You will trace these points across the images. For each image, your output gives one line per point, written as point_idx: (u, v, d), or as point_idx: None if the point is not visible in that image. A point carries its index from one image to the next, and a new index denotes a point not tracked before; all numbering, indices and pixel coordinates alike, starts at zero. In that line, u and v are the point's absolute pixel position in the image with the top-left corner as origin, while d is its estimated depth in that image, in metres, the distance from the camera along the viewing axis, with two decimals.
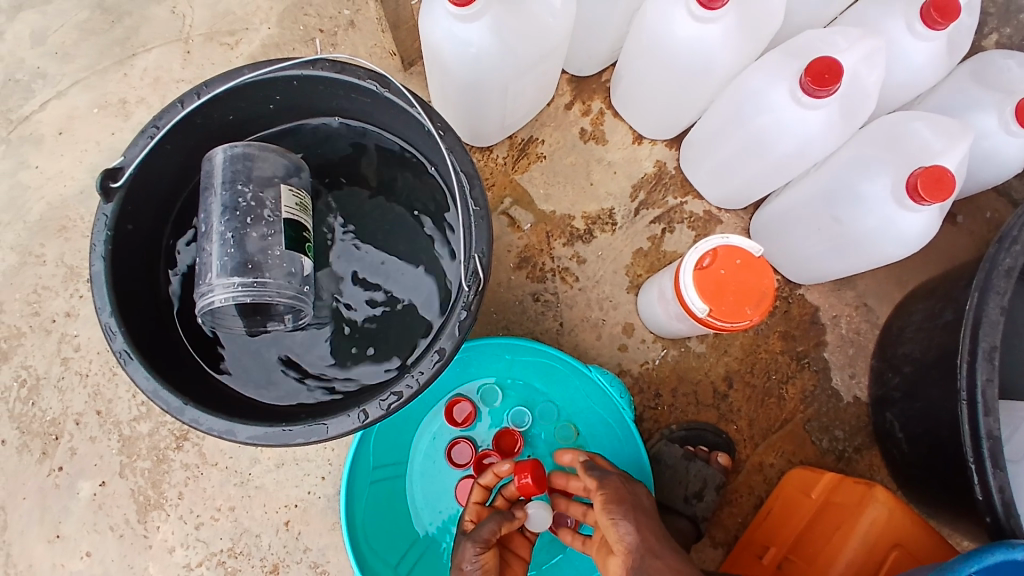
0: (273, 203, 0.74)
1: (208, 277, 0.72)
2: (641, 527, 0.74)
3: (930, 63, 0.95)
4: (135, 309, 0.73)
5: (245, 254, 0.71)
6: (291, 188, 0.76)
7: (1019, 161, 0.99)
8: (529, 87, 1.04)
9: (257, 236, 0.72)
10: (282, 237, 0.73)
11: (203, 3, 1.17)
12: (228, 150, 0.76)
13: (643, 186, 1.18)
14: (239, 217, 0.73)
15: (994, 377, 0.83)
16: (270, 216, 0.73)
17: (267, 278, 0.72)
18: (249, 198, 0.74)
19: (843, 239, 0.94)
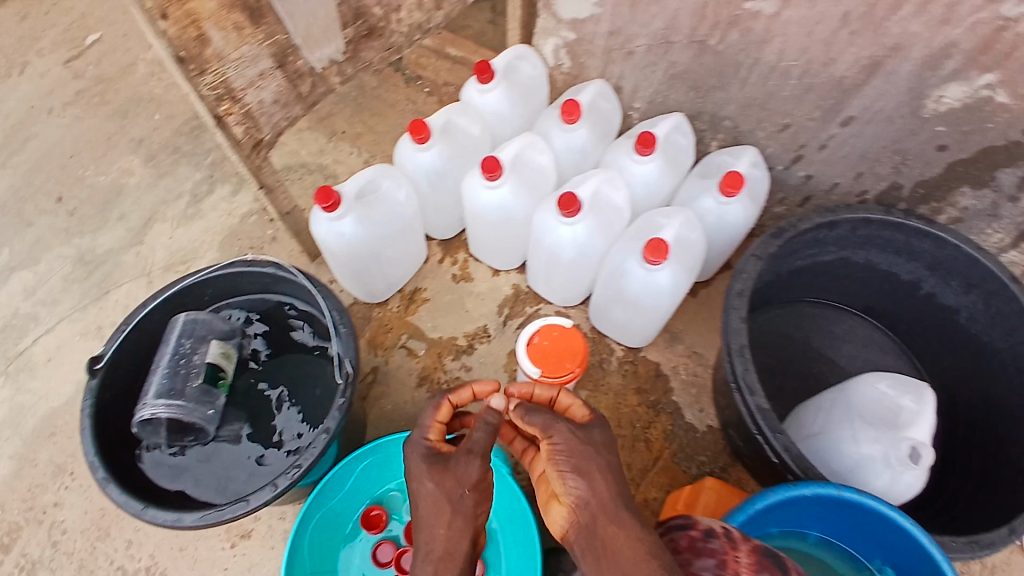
0: (201, 351, 1.08)
1: (144, 399, 1.03)
2: (593, 484, 0.82)
3: (658, 175, 1.40)
4: (108, 447, 1.01)
5: (174, 385, 1.04)
6: (218, 342, 1.11)
7: (741, 221, 1.36)
8: (399, 252, 1.45)
9: (186, 374, 1.05)
10: (202, 374, 1.06)
11: (163, 245, 1.60)
12: (189, 316, 1.11)
13: (506, 303, 1.55)
14: (175, 361, 1.06)
15: (749, 366, 1.12)
16: (197, 360, 1.07)
17: (187, 401, 1.04)
18: (186, 346, 1.08)
19: (634, 301, 1.30)
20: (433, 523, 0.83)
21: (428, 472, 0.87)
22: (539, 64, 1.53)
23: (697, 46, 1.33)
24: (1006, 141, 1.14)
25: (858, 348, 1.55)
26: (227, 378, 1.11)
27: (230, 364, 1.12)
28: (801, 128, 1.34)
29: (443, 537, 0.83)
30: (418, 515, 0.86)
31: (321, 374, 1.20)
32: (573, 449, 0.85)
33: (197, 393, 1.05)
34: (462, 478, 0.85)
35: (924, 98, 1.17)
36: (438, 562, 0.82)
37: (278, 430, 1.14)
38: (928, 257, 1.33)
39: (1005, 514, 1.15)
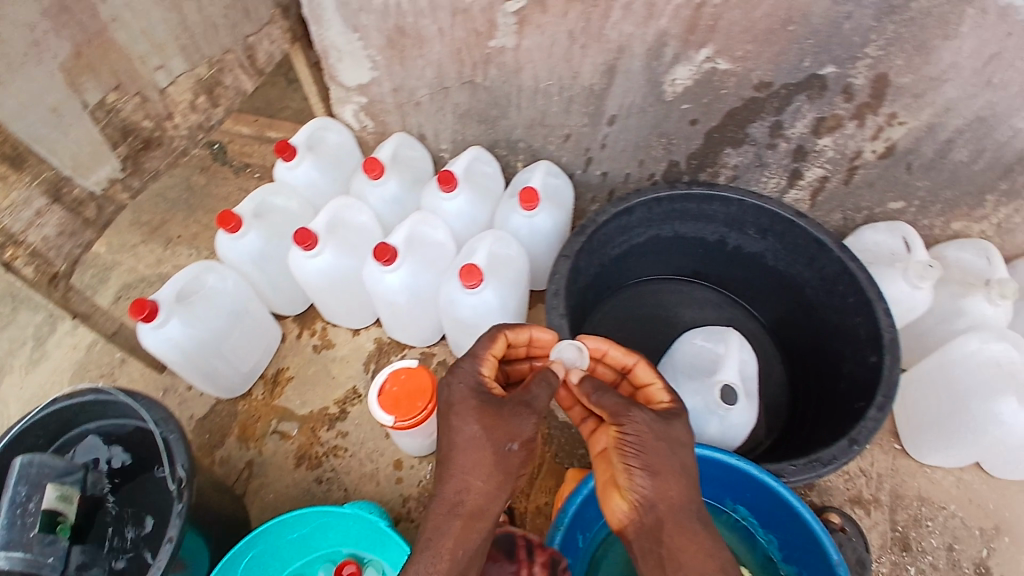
0: (39, 498, 1.04)
1: None
2: (660, 484, 0.85)
3: (472, 204, 1.49)
4: None
5: (12, 542, 1.00)
6: (56, 484, 1.08)
7: (551, 227, 1.48)
8: (242, 340, 1.48)
9: (25, 526, 1.02)
10: (39, 523, 1.03)
11: (12, 398, 1.56)
12: (24, 458, 1.05)
13: (371, 359, 1.57)
14: (10, 514, 1.01)
15: None
16: (34, 508, 1.03)
17: (28, 556, 1.01)
18: (22, 494, 1.03)
19: (472, 326, 1.38)
20: (470, 474, 0.87)
21: (471, 414, 0.89)
22: (344, 131, 1.62)
23: (469, 86, 1.45)
24: (742, 100, 1.29)
25: (703, 310, 1.66)
26: (68, 520, 1.08)
27: (74, 504, 1.09)
28: (579, 136, 1.49)
29: (473, 491, 0.87)
30: (445, 453, 0.89)
31: (162, 486, 1.17)
32: (642, 441, 0.85)
33: (39, 546, 1.02)
34: (515, 431, 0.88)
35: (661, 85, 1.31)
36: (460, 513, 0.86)
37: (127, 553, 1.11)
38: (721, 216, 1.48)
39: (841, 427, 1.21)
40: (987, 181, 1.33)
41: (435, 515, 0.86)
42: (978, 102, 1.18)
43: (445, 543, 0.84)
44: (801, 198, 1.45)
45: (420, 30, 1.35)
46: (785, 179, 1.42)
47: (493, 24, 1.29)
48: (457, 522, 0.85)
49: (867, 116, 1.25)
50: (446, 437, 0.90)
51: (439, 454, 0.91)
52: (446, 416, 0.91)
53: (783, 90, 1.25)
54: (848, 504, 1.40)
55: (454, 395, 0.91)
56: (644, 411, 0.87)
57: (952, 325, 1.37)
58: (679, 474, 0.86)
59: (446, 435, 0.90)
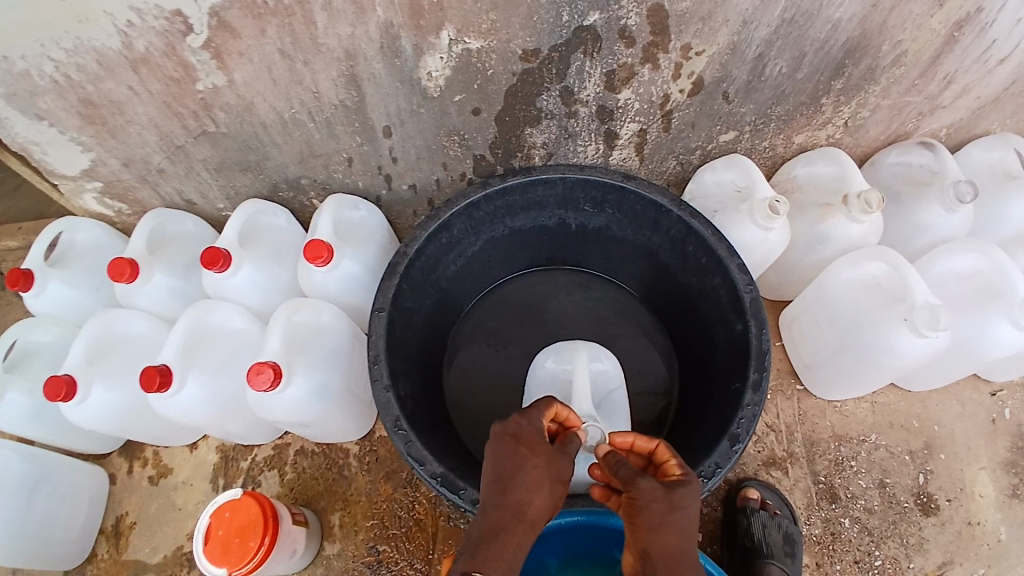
0: None
1: None
2: (657, 535, 0.77)
3: (259, 274, 1.24)
4: None
5: None
6: None
7: (361, 271, 1.25)
8: (56, 501, 1.27)
9: None
10: None
11: None
12: None
13: (219, 472, 1.36)
14: None
15: (412, 437, 1.01)
16: None
17: None
18: None
19: (300, 420, 1.16)
20: (531, 491, 0.83)
21: (538, 451, 0.85)
22: (93, 225, 1.37)
23: (206, 137, 1.21)
24: (514, 75, 1.10)
25: (575, 295, 1.46)
26: None
27: None
28: (362, 156, 1.26)
29: (537, 505, 0.82)
30: (504, 473, 0.83)
31: None
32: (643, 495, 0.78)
33: None
34: (559, 475, 0.85)
35: (417, 79, 1.09)
36: (521, 524, 0.81)
37: None
38: (550, 200, 1.28)
39: (721, 419, 1.04)
40: (819, 87, 1.20)
41: (491, 523, 0.81)
42: (778, 7, 1.02)
43: (502, 549, 0.79)
44: (628, 156, 1.28)
45: (111, 97, 1.12)
46: (603, 143, 1.25)
47: (188, 66, 1.05)
48: (519, 530, 0.80)
49: (659, 57, 1.08)
50: (507, 459, 0.85)
51: (492, 476, 0.84)
52: (508, 447, 0.85)
53: (556, 54, 1.07)
54: (764, 468, 1.28)
55: (521, 432, 0.86)
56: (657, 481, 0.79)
57: (819, 252, 1.25)
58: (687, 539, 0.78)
59: (508, 457, 0.84)
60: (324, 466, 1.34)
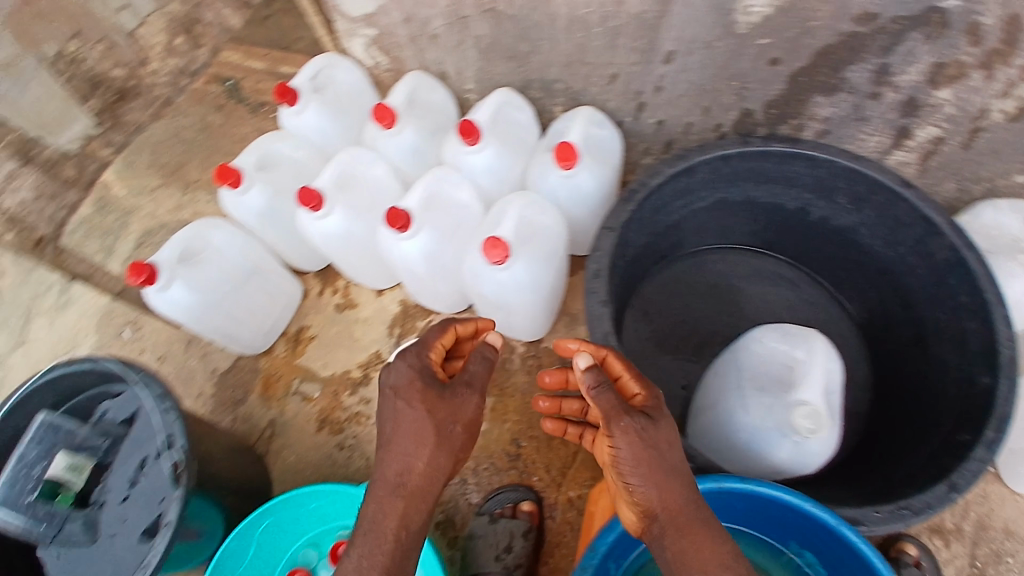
0: (47, 462, 1.05)
1: None
2: (644, 489, 0.82)
3: (497, 158, 1.26)
4: None
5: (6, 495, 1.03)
6: (67, 453, 1.06)
7: (601, 186, 1.25)
8: (256, 296, 1.35)
9: (21, 481, 1.03)
10: (41, 477, 1.04)
11: (41, 343, 1.54)
12: (50, 418, 1.07)
13: (396, 322, 1.48)
14: (24, 472, 1.03)
15: (621, 352, 1.04)
16: (39, 470, 1.05)
17: (8, 511, 1.02)
18: (32, 455, 1.05)
19: (497, 303, 1.22)
20: (411, 455, 0.86)
21: (416, 405, 0.89)
22: (354, 69, 1.45)
23: (490, 14, 1.30)
24: (838, 35, 1.07)
25: (772, 283, 1.45)
26: (73, 490, 1.06)
27: (82, 478, 1.07)
28: (628, 76, 1.29)
29: (422, 465, 0.86)
30: (385, 436, 0.89)
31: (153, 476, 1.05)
32: (630, 450, 0.83)
33: (23, 507, 1.03)
34: (456, 412, 0.91)
35: (732, 12, 1.10)
36: (402, 493, 0.84)
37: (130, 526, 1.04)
38: (806, 179, 1.23)
39: (937, 467, 1.00)
40: None
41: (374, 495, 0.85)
42: None
43: (389, 513, 0.83)
44: (907, 160, 1.21)
45: None
46: (890, 139, 1.19)
47: None
48: (400, 501, 0.84)
49: (998, 67, 1.01)
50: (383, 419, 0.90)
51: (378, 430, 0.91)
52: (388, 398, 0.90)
53: (895, 25, 1.03)
54: (925, 532, 1.23)
55: (397, 385, 0.91)
56: (624, 416, 0.85)
57: None
58: (676, 472, 0.83)
59: (387, 413, 0.90)
60: None
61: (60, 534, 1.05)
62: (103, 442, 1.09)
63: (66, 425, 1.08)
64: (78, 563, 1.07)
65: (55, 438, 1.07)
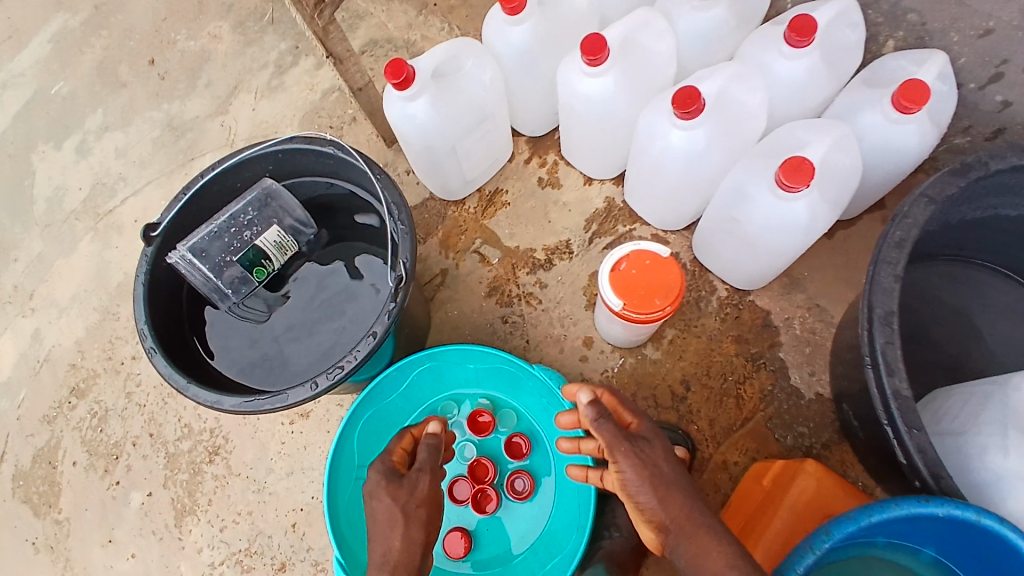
0: (256, 232, 1.01)
1: (187, 251, 0.98)
2: (653, 508, 0.80)
3: (811, 73, 1.09)
4: (157, 307, 0.98)
5: (209, 248, 0.99)
6: (278, 230, 1.03)
7: (918, 146, 1.07)
8: (478, 143, 1.26)
9: (226, 241, 1.00)
10: (247, 247, 1.00)
11: (244, 117, 1.53)
12: (271, 188, 1.03)
13: (595, 219, 1.36)
14: (233, 233, 1.01)
15: (893, 340, 0.89)
16: (248, 238, 1.01)
17: (204, 264, 0.99)
18: (245, 218, 1.02)
19: (747, 235, 1.07)
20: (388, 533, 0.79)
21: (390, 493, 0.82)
22: None
23: None
24: None
25: None
26: (269, 268, 1.05)
27: (281, 257, 1.05)
28: (1005, 38, 1.09)
29: None
30: None
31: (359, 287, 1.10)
32: (637, 467, 0.81)
33: (222, 267, 1.00)
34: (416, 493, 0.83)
35: None
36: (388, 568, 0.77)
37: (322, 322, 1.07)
38: None
39: None
40: None
41: None
42: None
43: None
44: None
45: None
46: None
47: None
48: None
49: None
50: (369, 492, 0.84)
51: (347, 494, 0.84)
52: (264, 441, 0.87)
53: None
54: None
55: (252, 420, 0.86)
56: (624, 443, 0.83)
57: None
58: (676, 480, 0.82)
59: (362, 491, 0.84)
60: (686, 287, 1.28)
61: (241, 301, 1.06)
62: (305, 231, 1.08)
63: (283, 201, 1.04)
64: (244, 335, 1.08)
65: (267, 209, 1.03)
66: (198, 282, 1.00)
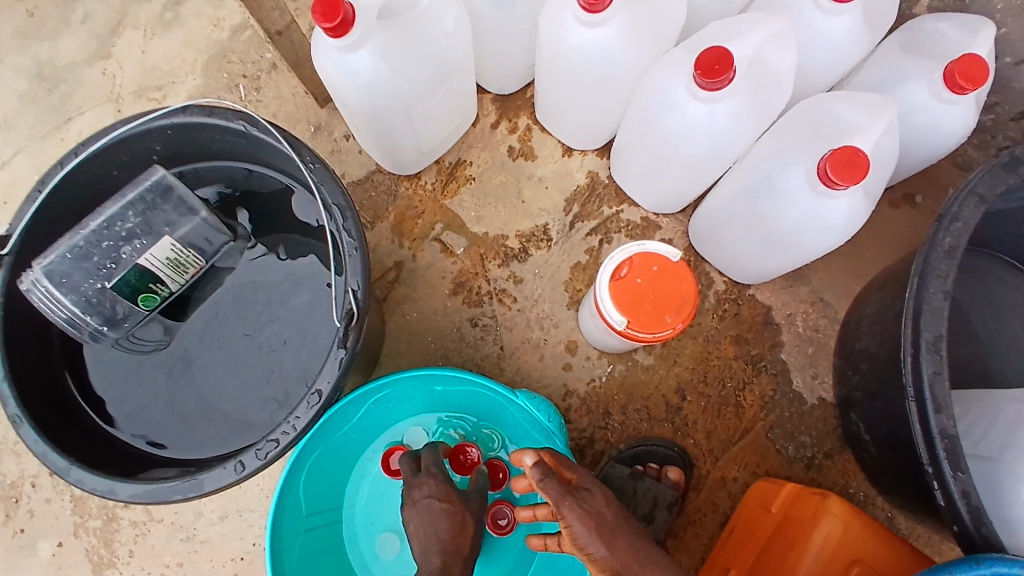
0: (139, 245, 0.74)
1: (43, 275, 0.72)
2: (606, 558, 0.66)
3: (850, 34, 0.90)
4: (18, 354, 0.75)
5: (73, 269, 0.72)
6: (172, 243, 0.75)
7: (959, 131, 0.92)
8: (437, 108, 1.02)
9: (95, 259, 0.73)
10: (126, 269, 0.73)
11: (132, 62, 1.19)
12: (164, 183, 0.75)
13: (577, 199, 1.15)
14: (105, 247, 0.73)
15: (942, 369, 0.75)
16: (127, 255, 0.73)
17: (65, 293, 0.73)
18: (124, 227, 0.73)
19: (767, 234, 0.90)
20: None
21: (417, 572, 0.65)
22: None
23: None
24: None
25: None
26: (163, 291, 0.79)
27: (176, 276, 0.79)
28: None
29: None
30: None
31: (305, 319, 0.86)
32: (583, 513, 0.67)
33: (94, 296, 0.74)
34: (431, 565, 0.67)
35: None
36: None
37: (259, 357, 0.86)
38: None
39: None
40: None
41: None
42: None
43: None
44: None
45: None
46: None
47: None
48: None
49: None
50: None
51: None
52: None
53: None
54: None
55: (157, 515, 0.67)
56: (566, 497, 0.68)
57: None
58: (623, 521, 0.69)
59: None
60: None
61: (129, 334, 0.81)
62: (216, 239, 0.81)
63: (183, 200, 0.76)
64: (145, 373, 0.85)
65: (157, 210, 0.75)
66: (62, 315, 0.74)
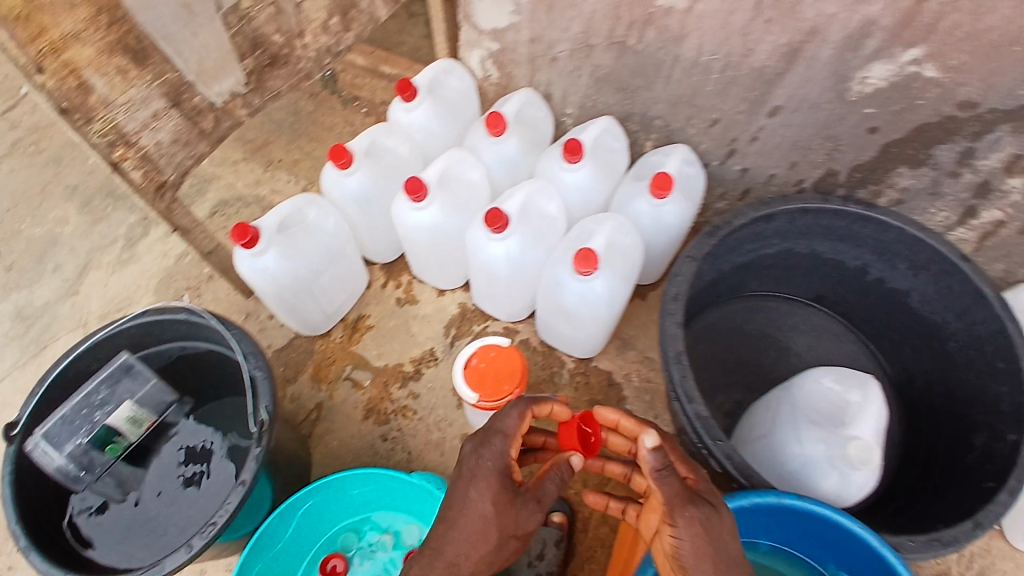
0: (108, 409, 1.03)
1: (36, 440, 0.98)
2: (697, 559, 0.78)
3: (590, 178, 1.35)
4: (28, 504, 0.98)
5: (59, 432, 1.00)
6: (131, 406, 1.05)
7: (680, 221, 1.33)
8: (330, 280, 1.40)
9: (76, 424, 1.01)
10: (95, 428, 1.02)
11: (97, 294, 1.56)
12: (129, 363, 1.07)
13: (453, 324, 1.51)
14: (86, 413, 1.02)
15: (687, 373, 1.08)
16: (99, 417, 1.02)
17: (53, 451, 0.99)
18: (100, 397, 1.04)
19: (571, 314, 1.27)
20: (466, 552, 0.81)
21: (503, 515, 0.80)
22: (467, 79, 1.53)
23: (618, 47, 1.32)
24: (940, 116, 1.13)
25: (815, 338, 1.50)
26: (123, 442, 1.07)
27: (134, 430, 1.07)
28: (729, 123, 1.34)
29: None
30: None
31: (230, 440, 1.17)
32: (690, 519, 0.79)
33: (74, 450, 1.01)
34: (519, 524, 0.82)
35: (849, 81, 1.15)
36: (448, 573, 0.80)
37: (196, 480, 1.13)
38: (873, 242, 1.28)
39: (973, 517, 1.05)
40: None
41: None
42: None
43: None
44: (968, 239, 1.33)
45: None
46: (956, 216, 1.30)
47: None
48: None
49: None
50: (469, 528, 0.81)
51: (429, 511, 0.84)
52: None
53: (997, 112, 1.09)
54: None
55: None
56: (688, 505, 0.80)
57: None
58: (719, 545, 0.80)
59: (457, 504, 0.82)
60: (540, 366, 1.44)
61: (97, 479, 1.08)
62: (166, 400, 1.12)
63: (139, 373, 1.08)
64: (119, 508, 1.10)
65: (123, 382, 1.06)
66: (49, 468, 1.00)
